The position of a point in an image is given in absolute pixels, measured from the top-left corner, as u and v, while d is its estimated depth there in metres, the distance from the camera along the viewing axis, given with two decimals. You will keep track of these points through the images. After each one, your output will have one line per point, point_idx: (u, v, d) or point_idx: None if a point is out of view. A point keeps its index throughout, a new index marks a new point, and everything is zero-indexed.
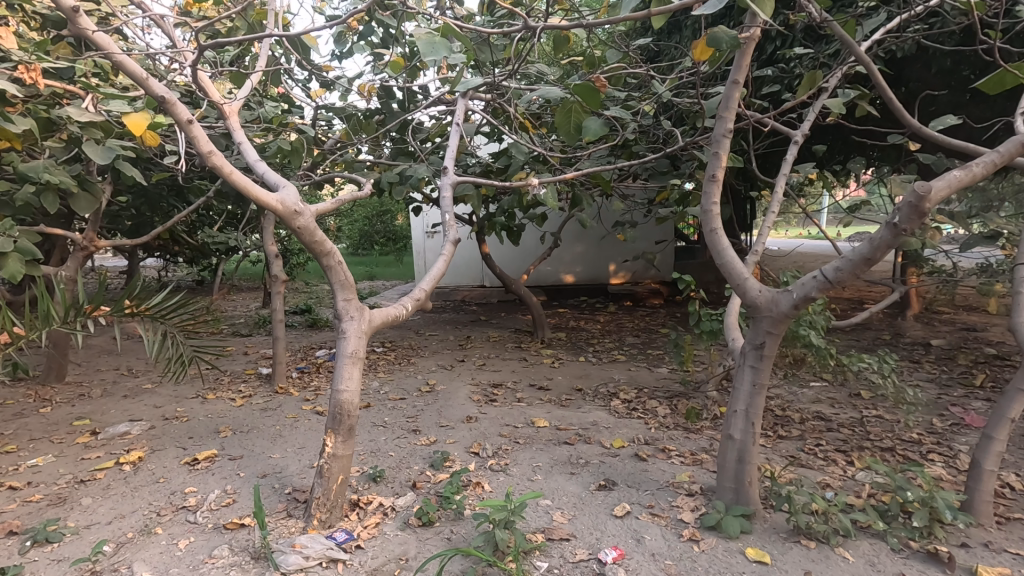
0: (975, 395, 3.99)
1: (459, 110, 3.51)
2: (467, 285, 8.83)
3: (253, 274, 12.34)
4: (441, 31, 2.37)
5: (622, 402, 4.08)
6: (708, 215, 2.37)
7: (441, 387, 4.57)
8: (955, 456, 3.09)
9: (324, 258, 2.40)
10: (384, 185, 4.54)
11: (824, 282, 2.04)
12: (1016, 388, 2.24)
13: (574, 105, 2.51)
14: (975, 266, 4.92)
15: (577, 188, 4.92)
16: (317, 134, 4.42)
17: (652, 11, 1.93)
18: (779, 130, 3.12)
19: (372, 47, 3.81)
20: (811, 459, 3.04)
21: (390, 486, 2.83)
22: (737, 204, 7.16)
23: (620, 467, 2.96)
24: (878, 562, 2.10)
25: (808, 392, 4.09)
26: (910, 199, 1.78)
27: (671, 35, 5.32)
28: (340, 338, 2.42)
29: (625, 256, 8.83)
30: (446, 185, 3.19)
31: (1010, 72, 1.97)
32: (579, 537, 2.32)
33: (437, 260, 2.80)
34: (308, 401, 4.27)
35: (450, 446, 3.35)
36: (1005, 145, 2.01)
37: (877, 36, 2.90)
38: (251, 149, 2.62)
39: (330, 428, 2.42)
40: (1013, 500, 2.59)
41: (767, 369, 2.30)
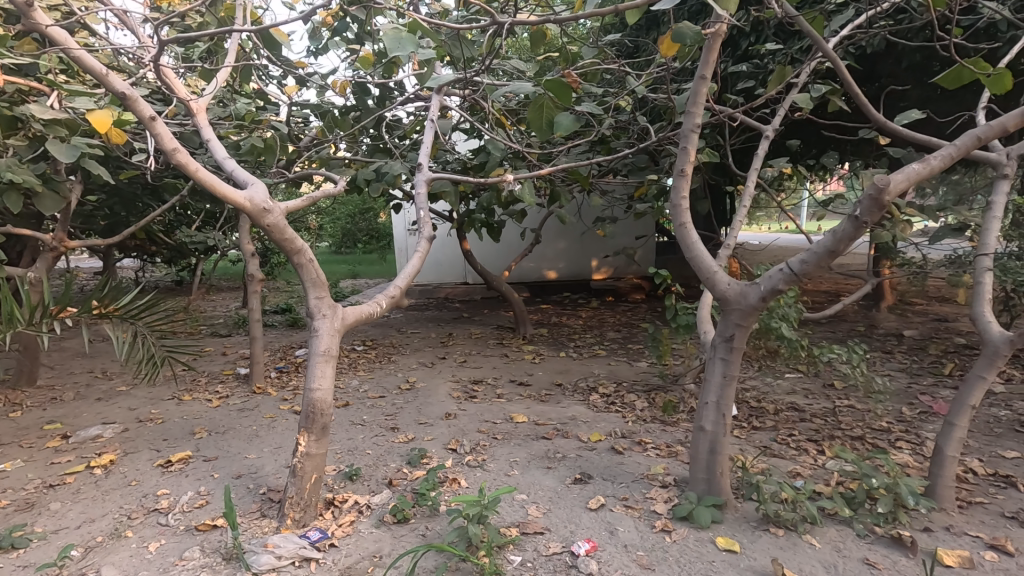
0: (942, 384, 4.09)
1: (434, 106, 3.44)
2: (450, 283, 8.83)
3: (233, 274, 12.18)
4: (411, 27, 2.36)
5: (600, 397, 4.12)
6: (677, 209, 2.39)
7: (420, 384, 4.57)
8: (922, 443, 3.16)
9: (295, 257, 2.38)
10: (361, 182, 4.51)
11: (790, 275, 2.07)
12: (976, 376, 2.31)
13: (546, 101, 2.43)
14: (945, 257, 5.02)
15: (556, 184, 4.92)
16: (292, 131, 4.36)
17: (619, 7, 1.92)
18: (750, 126, 3.15)
19: (347, 43, 3.78)
20: (783, 449, 3.09)
21: (366, 484, 2.83)
22: (716, 198, 7.23)
23: (596, 461, 2.99)
24: (844, 548, 2.15)
25: (782, 383, 4.16)
26: (870, 192, 1.82)
27: (647, 30, 5.33)
28: (312, 337, 2.40)
29: (607, 251, 8.91)
30: (421, 181, 3.17)
31: (966, 66, 1.97)
32: (554, 530, 2.34)
33: (412, 257, 2.78)
34: (286, 401, 4.23)
35: (428, 443, 3.35)
36: (963, 138, 2.03)
37: (845, 32, 2.92)
38: (219, 147, 2.58)
39: (303, 428, 2.41)
40: (975, 485, 2.66)
41: (736, 361, 2.34)
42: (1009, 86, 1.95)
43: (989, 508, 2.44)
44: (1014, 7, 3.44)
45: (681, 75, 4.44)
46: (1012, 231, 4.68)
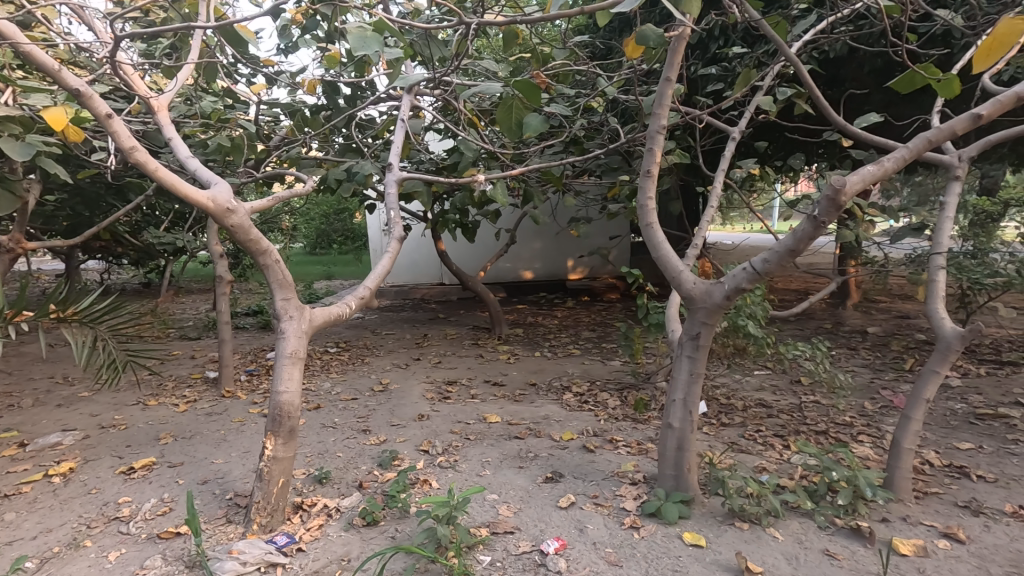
0: (903, 379, 4.23)
1: (405, 105, 3.39)
2: (426, 284, 8.79)
3: (204, 275, 11.92)
4: (378, 26, 2.36)
5: (574, 396, 4.15)
6: (644, 210, 2.42)
7: (394, 386, 4.53)
8: (882, 437, 3.26)
9: (261, 257, 2.33)
10: (332, 182, 4.46)
11: (753, 273, 2.11)
12: (931, 371, 2.39)
13: (515, 101, 2.44)
14: (906, 256, 5.17)
15: (529, 185, 4.92)
16: (261, 130, 4.28)
17: (586, 8, 1.88)
18: (717, 127, 3.20)
19: (317, 41, 3.73)
20: (750, 445, 3.16)
21: (336, 487, 2.81)
22: (688, 199, 7.33)
23: (568, 459, 3.01)
24: (805, 540, 2.20)
25: (751, 380, 4.25)
26: (827, 192, 1.87)
27: (619, 32, 5.38)
28: (279, 339, 2.36)
29: (582, 251, 8.98)
30: (392, 181, 3.13)
31: (918, 71, 2.02)
32: (524, 530, 2.35)
33: (383, 257, 2.75)
34: (256, 404, 4.16)
35: (400, 445, 3.33)
36: (915, 140, 2.09)
37: (808, 36, 2.98)
38: (182, 146, 2.51)
39: (270, 431, 2.37)
40: (931, 476, 2.75)
41: (703, 358, 2.37)
42: (957, 91, 2.01)
43: (944, 498, 2.53)
44: (965, 15, 3.58)
45: (651, 77, 4.50)
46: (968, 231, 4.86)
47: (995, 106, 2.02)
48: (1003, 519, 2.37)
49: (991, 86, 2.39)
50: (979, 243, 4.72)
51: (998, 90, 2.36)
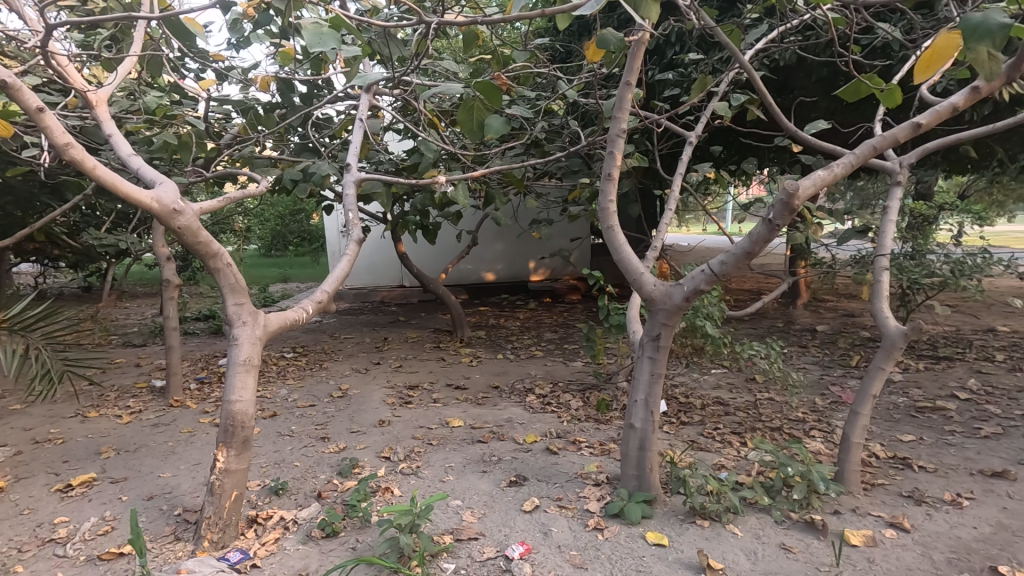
0: (850, 375, 4.42)
1: (364, 104, 3.27)
2: (386, 286, 8.65)
3: (149, 279, 11.36)
4: (333, 22, 2.29)
5: (536, 397, 4.15)
6: (605, 213, 2.43)
7: (354, 392, 4.43)
8: (832, 432, 3.39)
9: (211, 261, 2.21)
10: (287, 182, 4.32)
11: (711, 275, 2.15)
12: (877, 368, 2.49)
13: (475, 102, 2.39)
14: (852, 257, 5.41)
15: (492, 186, 4.90)
16: (210, 128, 4.10)
17: (548, 11, 1.83)
18: (674, 131, 3.23)
19: (270, 36, 3.61)
20: (709, 442, 3.23)
21: (293, 498, 2.72)
22: (647, 202, 7.48)
23: (532, 462, 3.00)
24: (763, 535, 2.26)
25: (709, 379, 4.35)
26: (781, 197, 1.92)
27: (579, 36, 5.45)
28: (231, 346, 2.25)
29: (544, 253, 9.04)
30: (350, 182, 3.01)
31: (864, 81, 2.09)
32: (488, 535, 2.32)
33: (341, 260, 2.63)
34: (207, 413, 3.99)
35: (361, 452, 3.25)
36: (861, 147, 2.16)
37: (760, 45, 3.08)
38: (123, 144, 2.36)
39: (222, 442, 2.26)
40: (878, 468, 2.88)
41: (664, 359, 2.40)
42: (899, 100, 2.10)
43: (890, 489, 2.65)
44: (903, 28, 3.78)
45: (610, 82, 4.56)
46: (907, 233, 5.14)
47: (933, 116, 2.11)
48: (943, 507, 2.49)
49: (930, 96, 2.50)
50: (918, 245, 4.98)
51: (935, 101, 2.48)
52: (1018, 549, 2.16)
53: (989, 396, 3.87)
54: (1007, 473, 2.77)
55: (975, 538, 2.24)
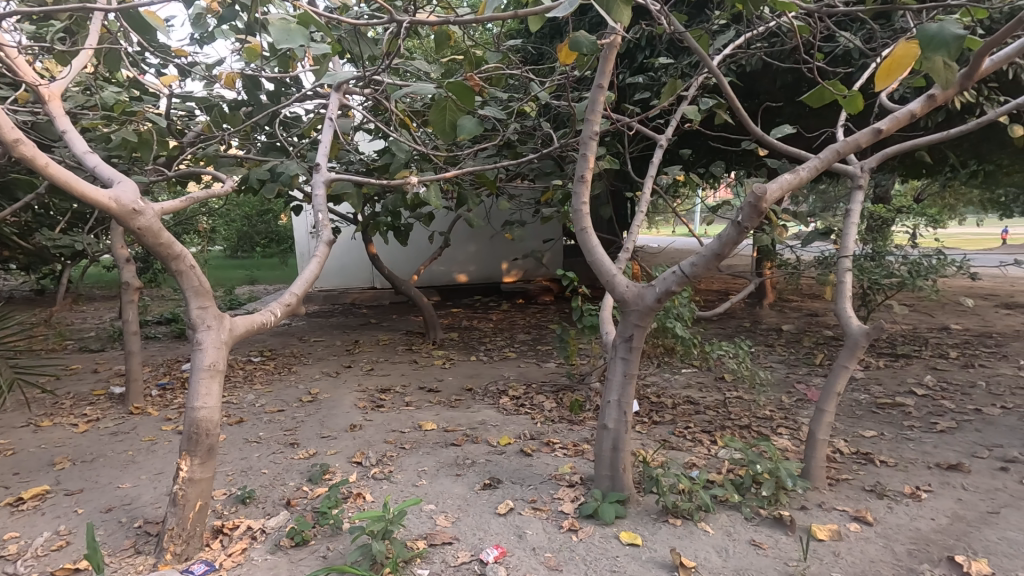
0: (814, 373, 4.55)
1: (333, 102, 3.20)
2: (357, 288, 8.54)
3: (107, 282, 10.93)
4: (301, 19, 2.24)
5: (510, 399, 4.14)
6: (578, 214, 2.44)
7: (324, 396, 4.34)
8: (798, 429, 3.48)
9: (173, 262, 2.13)
10: (253, 182, 4.22)
11: (682, 277, 2.17)
12: (841, 366, 2.56)
13: (448, 102, 2.37)
14: (815, 258, 5.56)
15: (464, 187, 4.87)
16: (172, 125, 3.97)
17: (520, 13, 1.83)
18: (645, 134, 3.25)
19: (236, 32, 3.51)
20: (680, 441, 3.27)
21: (260, 507, 2.65)
22: (618, 204, 7.57)
23: (506, 465, 2.99)
24: (734, 532, 2.30)
25: (679, 378, 4.42)
26: (750, 200, 1.95)
27: (551, 38, 5.48)
28: (195, 350, 2.17)
29: (516, 254, 9.05)
30: (320, 182, 2.94)
31: (827, 87, 2.14)
32: (462, 539, 2.30)
33: (310, 261, 2.55)
34: (170, 420, 3.85)
35: (331, 457, 3.19)
36: (825, 151, 2.22)
37: (727, 51, 3.14)
38: (79, 141, 2.26)
39: (185, 451, 2.18)
40: (842, 464, 2.96)
41: (636, 359, 2.42)
42: (860, 107, 2.16)
43: (854, 484, 2.73)
44: (863, 37, 3.91)
45: (582, 85, 4.60)
46: (867, 235, 5.32)
47: (893, 122, 2.17)
48: (903, 500, 2.58)
49: (889, 103, 2.59)
50: (877, 246, 5.16)
51: (894, 108, 2.56)
52: (973, 539, 2.25)
53: (944, 391, 4.03)
54: (961, 466, 2.88)
55: (933, 530, 2.32)
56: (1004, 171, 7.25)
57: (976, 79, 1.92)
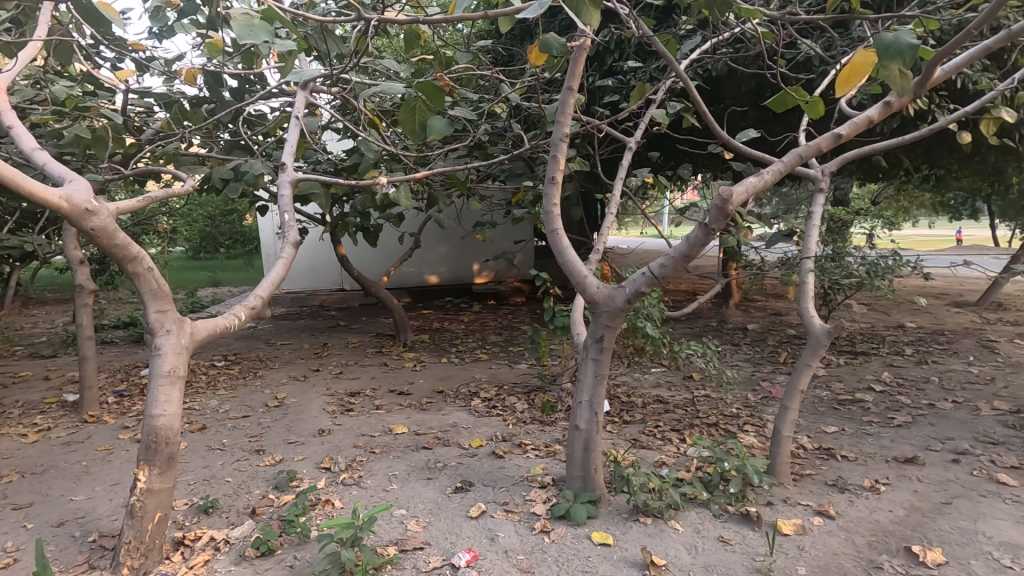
0: (778, 371, 4.67)
1: (299, 101, 3.12)
2: (325, 289, 8.39)
3: (60, 284, 10.47)
4: (265, 14, 2.17)
5: (482, 401, 4.12)
6: (549, 216, 2.44)
7: (292, 400, 4.24)
8: (764, 425, 3.57)
9: (130, 264, 2.03)
10: (216, 181, 4.10)
11: (651, 278, 2.19)
12: (805, 365, 2.62)
13: (417, 102, 2.33)
14: (779, 258, 5.71)
15: (434, 188, 4.82)
16: (128, 121, 3.82)
17: (490, 13, 1.82)
18: (615, 136, 3.27)
19: (197, 26, 3.39)
20: (650, 440, 3.31)
21: (224, 516, 2.57)
22: (588, 205, 7.63)
23: (477, 467, 2.97)
24: (702, 529, 2.34)
25: (649, 377, 4.48)
26: (716, 202, 1.99)
27: (521, 40, 5.48)
28: (153, 356, 2.08)
29: (487, 255, 9.02)
30: (285, 182, 2.85)
31: (790, 92, 2.20)
32: (434, 544, 2.28)
33: (276, 263, 2.46)
34: (127, 429, 3.70)
35: (298, 464, 3.12)
36: (788, 156, 2.27)
37: (694, 55, 3.19)
38: (27, 138, 2.15)
39: (143, 461, 2.09)
40: (806, 459, 3.05)
41: (607, 360, 2.43)
42: (822, 112, 2.22)
43: (817, 479, 2.81)
44: (823, 44, 4.04)
45: (553, 87, 4.61)
46: (828, 237, 5.49)
47: (852, 128, 2.24)
48: (863, 493, 2.67)
49: (848, 109, 2.67)
50: (837, 247, 5.33)
51: (853, 113, 2.63)
52: (928, 529, 2.34)
53: (900, 387, 4.19)
54: (917, 459, 2.99)
55: (892, 521, 2.40)
56: (953, 176, 7.61)
57: (929, 87, 2.00)
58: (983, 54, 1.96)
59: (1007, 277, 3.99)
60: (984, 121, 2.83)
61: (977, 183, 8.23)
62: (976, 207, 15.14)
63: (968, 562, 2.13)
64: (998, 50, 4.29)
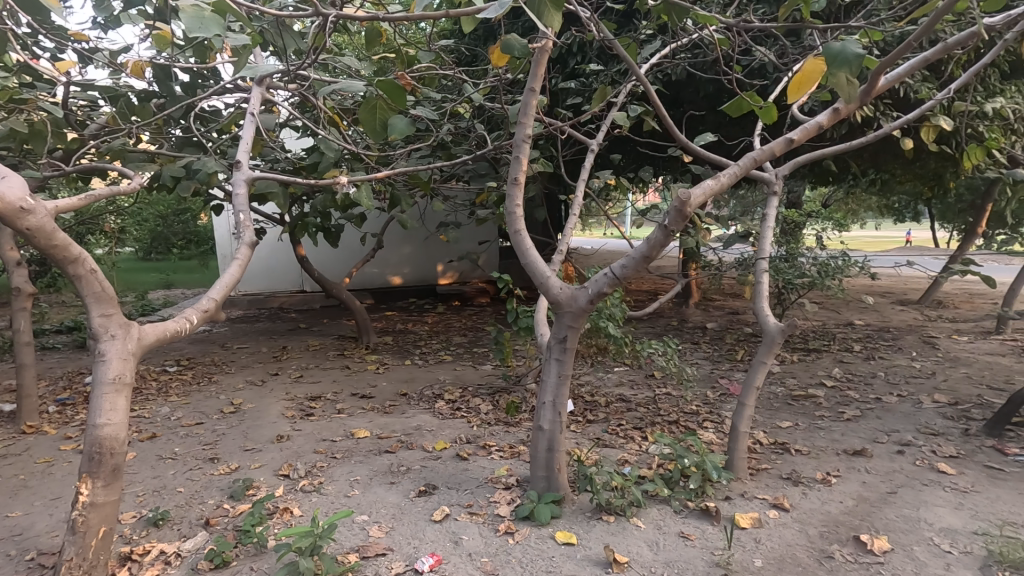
0: (736, 368, 4.81)
1: (254, 97, 2.99)
2: (284, 291, 8.18)
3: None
4: (217, 8, 2.11)
5: (446, 403, 4.09)
6: (512, 217, 2.44)
7: (248, 406, 4.11)
8: (722, 422, 3.67)
9: (71, 266, 1.91)
10: (166, 179, 3.94)
11: (613, 279, 2.22)
12: (760, 362, 2.70)
13: (378, 101, 2.29)
14: (736, 259, 5.87)
15: (397, 189, 4.75)
16: (71, 115, 3.64)
17: (451, 13, 1.80)
18: (577, 138, 3.28)
19: (146, 17, 3.25)
20: (613, 439, 3.35)
21: (176, 528, 2.47)
22: (552, 206, 7.67)
23: (441, 470, 2.95)
24: (664, 525, 2.38)
25: (612, 376, 4.54)
26: (675, 204, 2.02)
27: (484, 40, 5.48)
28: (97, 363, 1.95)
29: (451, 256, 8.96)
30: (240, 182, 2.74)
31: (745, 98, 2.26)
32: (397, 549, 2.25)
33: (230, 264, 2.34)
34: (70, 439, 3.52)
35: (255, 471, 3.02)
36: (744, 159, 2.33)
37: (654, 60, 3.22)
38: None
39: (86, 473, 1.98)
40: (762, 454, 3.14)
41: (570, 360, 2.44)
42: (775, 118, 2.29)
43: (772, 472, 2.90)
44: (777, 52, 4.19)
45: (516, 87, 4.62)
46: (781, 238, 5.69)
47: (803, 133, 2.31)
48: (816, 485, 2.77)
49: (800, 115, 2.76)
50: (791, 248, 5.52)
51: (804, 119, 2.73)
52: (875, 518, 2.44)
53: (850, 382, 4.38)
54: (865, 451, 3.13)
55: (841, 512, 2.50)
56: (896, 180, 7.99)
57: (873, 95, 2.09)
58: (921, 66, 2.06)
59: (946, 277, 4.22)
60: (924, 129, 2.98)
61: (918, 187, 8.67)
62: (919, 210, 15.99)
63: (912, 548, 2.23)
64: (936, 61, 4.53)
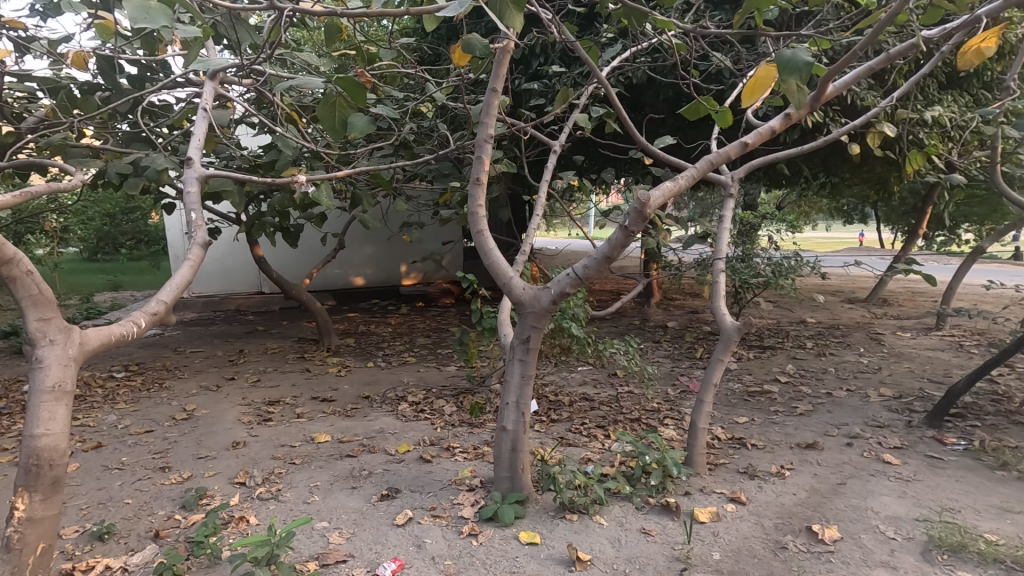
0: (695, 365, 4.92)
1: (207, 92, 2.83)
2: (241, 293, 7.94)
3: None
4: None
5: (410, 406, 4.04)
6: (475, 217, 2.43)
7: (202, 412, 3.96)
8: (682, 418, 3.75)
9: (3, 267, 1.79)
10: (113, 176, 3.76)
11: (575, 279, 2.24)
12: (718, 360, 2.76)
13: (337, 98, 2.24)
14: (695, 259, 6.02)
15: (357, 188, 4.67)
16: (6, 108, 3.44)
17: (412, 11, 1.78)
18: (540, 139, 3.26)
19: (89, 6, 3.10)
20: (576, 437, 3.38)
21: (122, 542, 2.36)
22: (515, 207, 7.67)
23: (405, 473, 2.91)
24: (626, 522, 2.41)
25: (575, 375, 4.58)
26: (635, 205, 2.05)
27: (446, 39, 5.44)
28: (34, 370, 1.83)
29: (415, 256, 8.87)
30: (192, 179, 2.61)
31: (702, 102, 2.31)
32: (358, 555, 2.20)
33: (182, 264, 2.23)
34: (6, 451, 3.31)
35: (209, 480, 2.91)
36: (701, 162, 2.38)
37: (615, 62, 3.22)
38: None
39: (22, 487, 1.86)
40: (720, 449, 3.22)
41: (533, 360, 2.44)
42: (730, 122, 2.34)
43: (729, 467, 2.98)
44: (732, 58, 4.31)
45: (479, 87, 4.60)
46: (738, 239, 5.86)
47: (757, 137, 2.38)
48: (770, 478, 2.86)
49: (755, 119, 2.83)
50: (747, 248, 5.69)
51: (758, 124, 2.80)
52: (826, 509, 2.54)
53: (802, 377, 4.55)
54: (816, 444, 3.25)
55: (795, 503, 2.59)
56: (845, 184, 8.34)
57: (822, 101, 2.17)
58: (867, 74, 2.14)
59: (890, 276, 4.41)
60: (870, 135, 3.10)
61: (865, 190, 9.07)
62: (865, 212, 16.77)
63: (859, 536, 2.33)
64: (881, 70, 4.75)
